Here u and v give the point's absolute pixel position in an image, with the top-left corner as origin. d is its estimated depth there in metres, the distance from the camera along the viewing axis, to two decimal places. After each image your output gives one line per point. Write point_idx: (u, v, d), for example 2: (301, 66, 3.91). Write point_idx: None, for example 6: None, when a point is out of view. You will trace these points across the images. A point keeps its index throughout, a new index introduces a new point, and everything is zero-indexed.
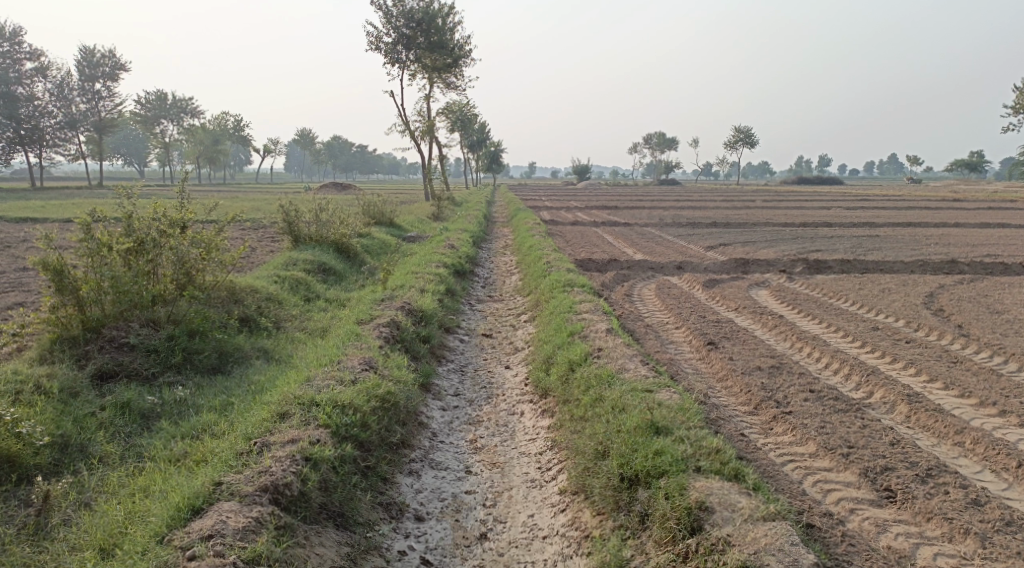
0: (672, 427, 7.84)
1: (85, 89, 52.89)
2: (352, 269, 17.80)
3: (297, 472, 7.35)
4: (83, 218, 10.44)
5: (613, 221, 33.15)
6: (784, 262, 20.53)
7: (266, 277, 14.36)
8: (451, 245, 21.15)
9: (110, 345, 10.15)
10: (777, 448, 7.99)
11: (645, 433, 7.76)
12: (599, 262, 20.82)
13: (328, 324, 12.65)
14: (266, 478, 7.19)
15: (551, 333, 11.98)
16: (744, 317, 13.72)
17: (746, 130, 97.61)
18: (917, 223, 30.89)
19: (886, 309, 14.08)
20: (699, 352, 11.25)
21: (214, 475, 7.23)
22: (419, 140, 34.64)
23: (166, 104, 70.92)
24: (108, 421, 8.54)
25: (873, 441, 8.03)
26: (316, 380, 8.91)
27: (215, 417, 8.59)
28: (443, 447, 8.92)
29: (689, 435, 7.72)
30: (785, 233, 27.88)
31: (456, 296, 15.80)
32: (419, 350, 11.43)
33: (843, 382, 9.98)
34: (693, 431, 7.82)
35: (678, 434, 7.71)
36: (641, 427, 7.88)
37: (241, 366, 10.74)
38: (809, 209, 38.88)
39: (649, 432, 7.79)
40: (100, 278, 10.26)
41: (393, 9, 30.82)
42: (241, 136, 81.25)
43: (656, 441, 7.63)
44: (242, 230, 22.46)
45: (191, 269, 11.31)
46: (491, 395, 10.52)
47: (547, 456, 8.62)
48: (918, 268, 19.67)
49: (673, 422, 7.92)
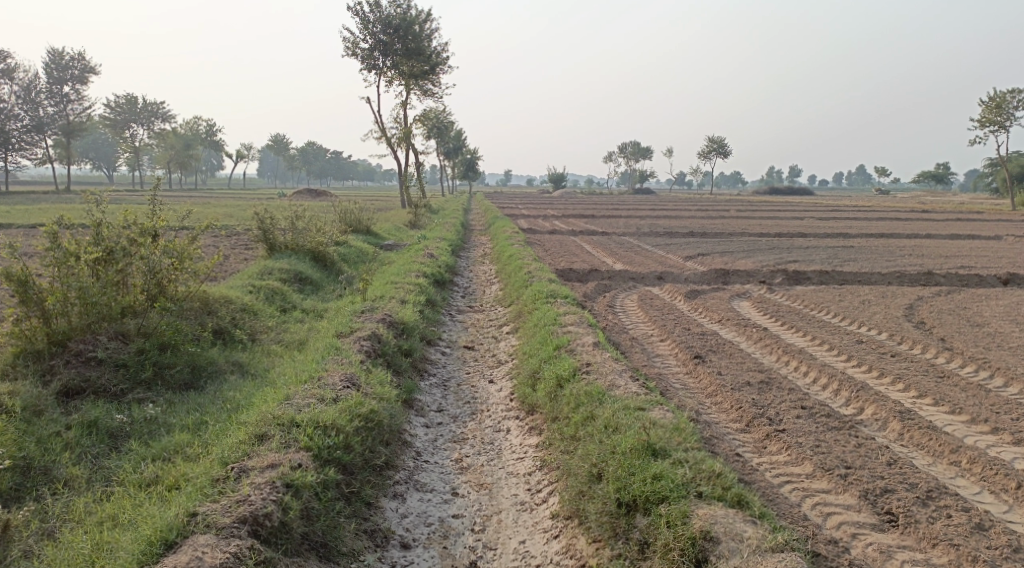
0: (669, 449, 7.62)
1: (54, 92, 51.90)
2: (329, 278, 17.43)
3: (277, 501, 7.02)
4: (49, 225, 10.01)
5: (591, 230, 33.02)
6: (764, 273, 20.43)
7: (240, 287, 13.97)
8: (430, 254, 20.84)
9: (77, 359, 9.76)
10: (773, 468, 7.79)
11: (641, 455, 7.53)
12: (579, 272, 20.63)
13: (305, 336, 12.29)
14: (244, 509, 6.85)
15: (535, 347, 11.70)
16: (728, 329, 13.51)
17: (719, 141, 98.25)
18: (890, 234, 31.04)
19: (869, 321, 13.95)
20: (686, 366, 11.04)
21: (189, 504, 6.88)
22: (395, 147, 34.32)
23: (136, 108, 69.96)
24: (75, 441, 8.17)
25: (871, 462, 7.85)
26: (296, 398, 8.57)
27: (188, 437, 8.24)
28: (428, 467, 8.61)
29: (687, 458, 7.51)
30: (762, 243, 27.84)
31: (436, 306, 15.49)
32: (400, 364, 11.12)
33: (832, 397, 9.77)
34: (690, 453, 7.60)
35: (675, 457, 7.49)
36: (636, 449, 7.64)
37: (215, 382, 10.40)
38: (783, 220, 38.98)
39: (645, 455, 7.56)
40: (67, 288, 9.86)
41: (370, 15, 30.56)
42: (214, 141, 80.39)
43: (653, 464, 7.41)
44: (215, 237, 22.00)
45: (163, 279, 10.90)
46: (475, 410, 10.23)
47: (536, 477, 8.36)
48: (895, 280, 19.64)
49: (669, 444, 7.70)
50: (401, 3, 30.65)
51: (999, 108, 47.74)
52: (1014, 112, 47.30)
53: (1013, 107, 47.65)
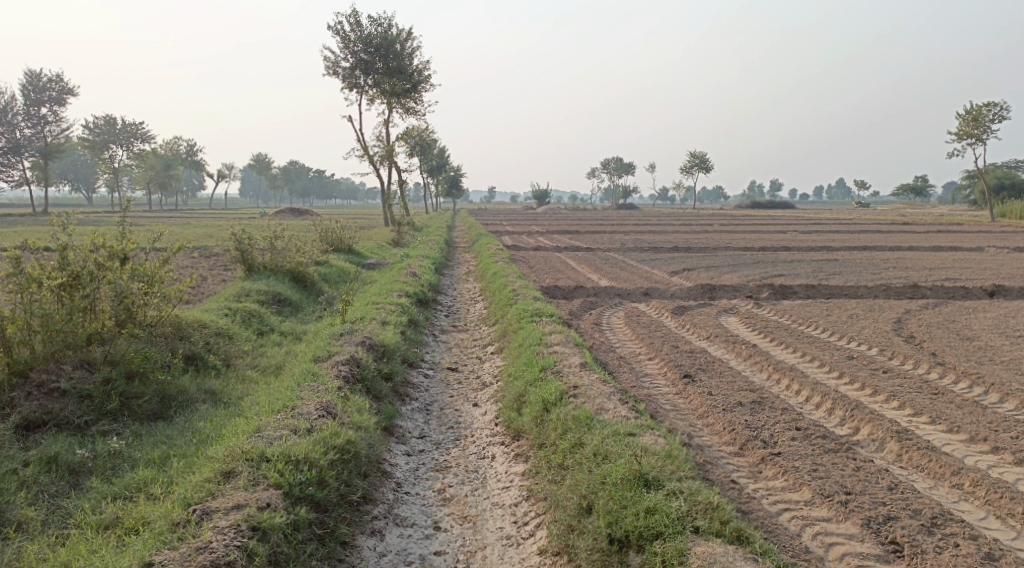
0: (662, 479, 7.29)
1: (32, 114, 51.12)
2: (309, 299, 17.02)
3: (241, 546, 6.64)
4: (11, 250, 9.58)
5: (575, 246, 32.76)
6: (750, 288, 20.18)
7: (216, 310, 13.54)
8: (412, 272, 20.47)
9: (39, 391, 9.30)
10: (770, 495, 7.46)
11: (633, 487, 7.22)
12: (565, 289, 20.31)
13: (282, 360, 11.87)
14: (204, 557, 6.48)
15: (520, 368, 11.33)
16: (716, 347, 13.18)
17: (700, 155, 98.69)
18: (873, 247, 30.98)
19: (859, 336, 13.67)
20: (675, 386, 10.68)
21: (144, 553, 6.54)
22: (377, 166, 34.00)
23: (116, 129, 69.29)
24: (32, 478, 7.96)
25: (871, 487, 7.53)
26: (267, 429, 8.17)
27: (152, 473, 8.02)
28: (409, 499, 8.20)
29: (682, 489, 7.19)
30: (746, 257, 27.66)
31: (418, 327, 15.08)
32: (381, 389, 10.71)
33: (827, 417, 9.44)
34: (685, 483, 7.27)
35: (669, 488, 7.17)
36: (627, 479, 7.33)
37: (186, 412, 9.97)
38: (766, 233, 38.88)
39: (637, 486, 7.25)
40: (29, 315, 9.44)
41: (351, 34, 30.30)
42: (195, 161, 79.76)
43: (646, 497, 7.09)
44: (193, 258, 21.53)
45: (132, 305, 10.41)
46: (459, 436, 9.83)
47: (522, 508, 7.97)
48: (882, 293, 19.44)
49: (662, 473, 7.36)
50: (382, 21, 30.40)
51: (976, 120, 48.11)
52: (990, 124, 47.68)
53: (989, 120, 48.02)
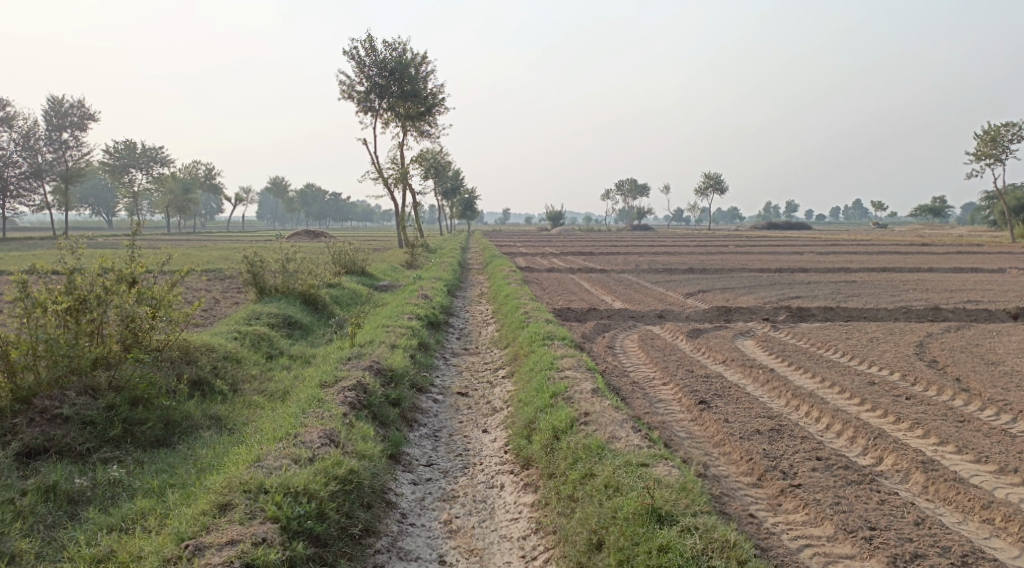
0: (676, 514, 7.01)
1: (53, 139, 51.54)
2: (320, 322, 16.83)
3: None
4: (18, 274, 9.42)
5: (589, 268, 32.47)
6: (767, 310, 19.84)
7: (224, 333, 13.35)
8: (424, 295, 20.25)
9: (41, 417, 9.10)
10: (790, 530, 7.15)
11: (646, 522, 6.95)
12: (578, 311, 20.04)
13: (290, 385, 11.65)
14: None
15: (531, 394, 11.05)
16: (733, 371, 12.85)
17: (715, 176, 98.42)
18: (892, 268, 30.55)
19: (880, 361, 13.31)
20: (690, 413, 10.37)
21: None
22: (392, 188, 33.95)
23: (135, 153, 69.83)
24: (29, 509, 7.73)
25: (897, 522, 7.20)
26: (267, 459, 7.97)
27: (150, 503, 7.80)
28: (413, 531, 7.93)
29: (697, 524, 6.90)
30: (763, 279, 27.29)
31: (429, 351, 14.83)
32: (388, 415, 10.47)
33: (848, 446, 9.10)
34: (700, 518, 6.98)
35: (684, 523, 6.90)
36: (639, 514, 7.06)
37: (190, 439, 9.77)
38: (782, 255, 38.44)
39: (649, 522, 6.98)
40: (35, 340, 9.26)
41: (365, 58, 30.33)
42: (212, 184, 80.25)
43: (659, 533, 6.85)
44: (206, 281, 21.42)
45: (138, 329, 10.21)
46: (467, 464, 9.54)
47: (531, 542, 7.68)
48: (902, 316, 19.05)
49: (676, 507, 7.07)
50: (397, 46, 30.45)
51: (994, 141, 47.65)
52: (1009, 144, 47.19)
53: (1008, 140, 47.53)
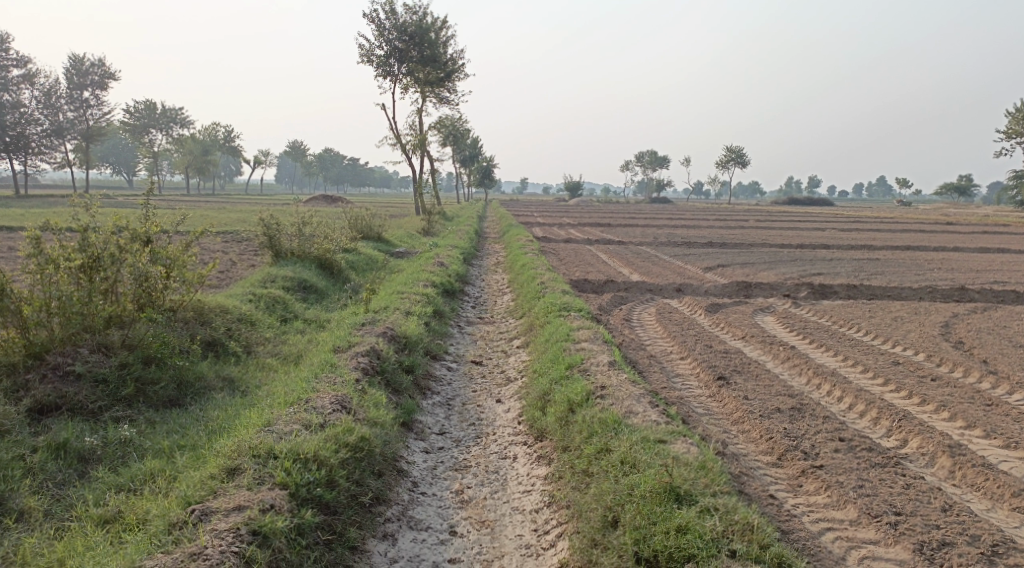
0: (695, 494, 6.84)
1: (74, 97, 51.50)
2: (335, 287, 16.69)
3: (239, 552, 6.38)
4: (31, 230, 9.27)
5: (607, 240, 32.16)
6: (788, 286, 19.51)
7: (239, 295, 13.23)
8: (440, 262, 20.04)
9: (54, 373, 9.02)
10: (812, 513, 6.96)
11: (664, 502, 6.78)
12: (595, 283, 19.80)
13: (303, 349, 11.52)
14: (200, 562, 6.24)
15: (546, 365, 10.87)
16: (752, 347, 12.63)
17: (737, 150, 97.26)
18: (916, 246, 30.04)
19: (904, 341, 13.03)
20: (709, 389, 10.16)
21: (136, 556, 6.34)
22: (410, 154, 33.64)
23: (155, 113, 69.72)
24: (39, 466, 7.67)
25: (923, 507, 6.99)
26: (278, 423, 7.85)
27: (160, 464, 7.71)
28: (424, 500, 7.81)
29: (717, 506, 6.74)
30: (784, 254, 26.91)
31: (443, 319, 14.65)
32: (401, 382, 10.34)
33: (872, 427, 8.88)
34: (720, 499, 6.81)
35: (703, 504, 6.73)
36: (657, 492, 6.89)
37: (203, 400, 9.67)
38: (803, 231, 37.89)
39: (667, 501, 6.82)
40: (48, 297, 9.15)
41: (385, 21, 29.87)
42: (232, 146, 80.14)
43: (677, 514, 6.68)
44: (222, 243, 21.30)
45: (152, 289, 10.09)
46: (480, 434, 9.40)
47: (544, 515, 7.54)
48: (926, 295, 18.68)
49: (695, 487, 6.91)
50: (417, 9, 29.96)
51: None
52: None
53: None
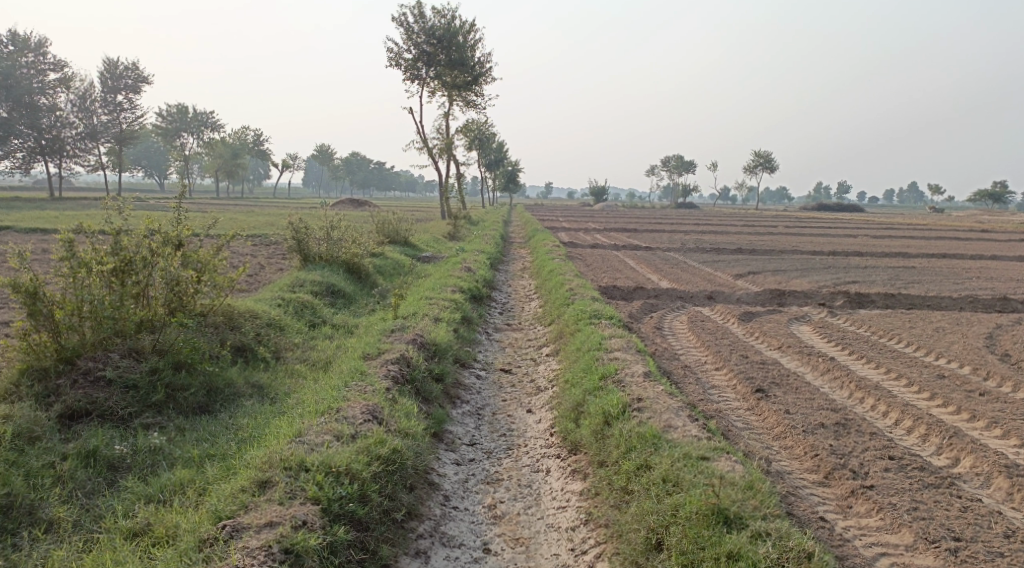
0: (745, 517, 6.63)
1: (108, 101, 52.05)
2: (362, 291, 16.55)
3: None
4: (65, 233, 9.21)
5: (634, 245, 31.83)
6: (823, 294, 19.10)
7: (268, 300, 13.12)
8: (468, 267, 19.87)
9: (85, 378, 8.91)
10: (863, 536, 6.76)
11: (712, 525, 6.61)
12: (624, 289, 19.53)
13: (332, 356, 11.35)
14: None
15: (579, 374, 10.62)
16: (790, 358, 12.29)
17: (765, 155, 96.31)
18: (952, 254, 29.42)
19: (947, 353, 12.64)
20: (747, 401, 9.86)
21: None
22: (437, 158, 33.54)
23: (186, 117, 70.32)
24: (69, 474, 7.56)
25: (983, 533, 6.78)
26: (309, 434, 7.68)
27: (189, 474, 7.56)
28: (457, 515, 7.62)
29: (768, 531, 6.53)
30: (816, 261, 26.43)
31: (472, 325, 14.44)
32: (431, 391, 10.15)
33: (920, 445, 8.56)
34: (772, 523, 6.60)
35: (754, 529, 6.52)
36: (704, 514, 6.70)
37: (233, 406, 9.54)
38: (834, 238, 37.27)
39: (716, 524, 6.63)
40: (80, 301, 9.06)
41: (413, 25, 29.81)
42: (260, 150, 80.70)
43: (728, 539, 6.49)
44: (251, 246, 21.27)
45: (183, 293, 9.98)
46: (512, 445, 9.17)
47: (581, 534, 7.34)
48: (966, 305, 18.21)
49: (745, 509, 6.69)
50: (446, 13, 29.87)
51: None
52: None
53: None
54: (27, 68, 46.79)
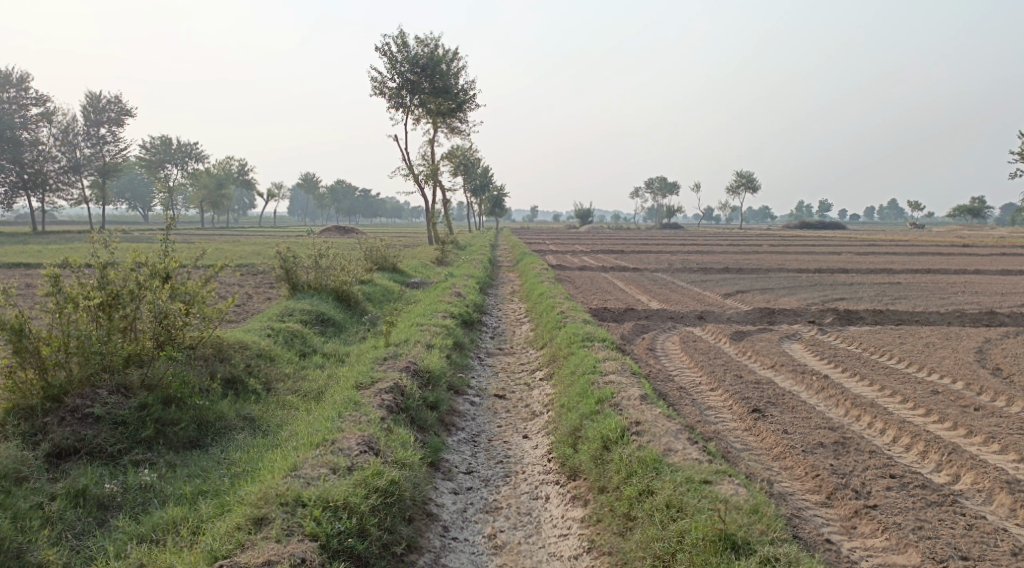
0: (753, 542, 6.71)
1: (91, 134, 51.97)
2: (352, 319, 16.44)
3: None
4: (51, 268, 9.09)
5: (622, 267, 31.87)
6: (812, 312, 19.13)
7: (257, 330, 12.99)
8: (457, 293, 19.82)
9: (72, 416, 8.74)
10: (870, 557, 6.87)
11: (721, 551, 6.67)
12: (615, 311, 19.51)
13: (324, 385, 11.23)
14: None
15: (575, 399, 10.53)
16: (784, 376, 12.25)
17: (748, 174, 97.01)
18: (936, 269, 29.60)
19: (940, 368, 12.64)
20: (744, 422, 9.80)
21: None
22: (423, 185, 33.56)
23: (170, 149, 70.21)
24: (57, 515, 7.40)
25: (990, 551, 6.89)
26: (305, 467, 7.56)
27: (182, 511, 7.41)
28: (456, 547, 7.53)
29: (776, 555, 6.62)
30: (803, 279, 26.50)
31: (463, 351, 14.34)
32: (426, 419, 10.04)
33: (920, 462, 8.54)
34: (780, 547, 6.69)
35: (762, 554, 6.61)
36: (711, 540, 6.77)
37: (224, 440, 9.40)
38: (819, 256, 37.42)
39: (724, 550, 6.70)
40: (67, 336, 8.92)
41: (396, 54, 29.93)
42: (245, 179, 80.63)
43: (737, 565, 6.55)
44: (238, 276, 21.14)
45: (172, 325, 9.79)
46: (509, 472, 9.06)
47: (584, 563, 7.33)
48: (955, 319, 18.27)
49: (752, 534, 6.77)
50: (429, 42, 30.02)
51: None
52: None
53: None
54: (9, 104, 46.62)
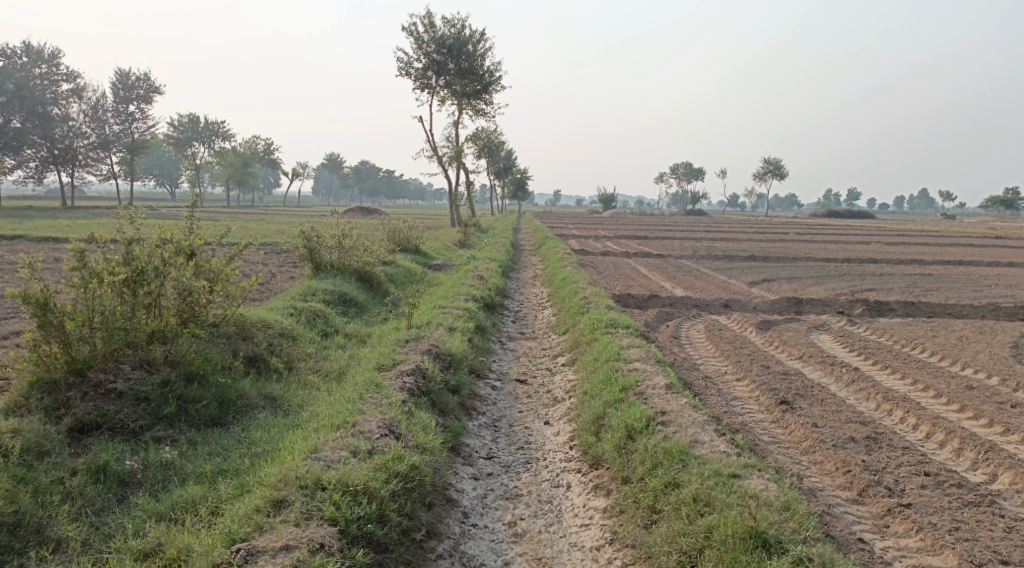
0: (785, 541, 6.56)
1: (119, 111, 52.35)
2: (374, 300, 16.33)
3: None
4: (76, 242, 9.04)
5: (646, 252, 31.55)
6: (841, 302, 18.77)
7: (280, 309, 12.93)
8: (480, 275, 19.65)
9: (95, 391, 8.73)
10: (903, 558, 6.76)
11: (750, 550, 6.53)
12: (639, 298, 19.28)
13: (345, 366, 11.14)
14: None
15: (598, 386, 10.36)
16: (812, 368, 11.99)
17: (775, 162, 95.85)
18: (968, 261, 29.03)
19: (974, 362, 12.34)
20: (771, 414, 9.59)
21: None
22: (447, 166, 33.40)
23: (198, 126, 70.41)
24: (78, 490, 7.35)
25: None
26: (324, 449, 7.46)
27: (202, 491, 7.35)
28: (476, 534, 7.42)
29: (806, 555, 6.46)
30: (831, 269, 26.07)
31: (485, 334, 14.20)
32: (447, 403, 9.92)
33: (954, 459, 8.33)
34: (813, 547, 6.54)
35: (793, 554, 6.45)
36: (740, 538, 6.63)
37: (246, 419, 9.34)
38: (847, 245, 36.84)
39: (754, 548, 6.55)
40: (91, 311, 8.87)
41: (423, 34, 29.72)
42: (271, 159, 80.86)
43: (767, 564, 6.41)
44: (262, 255, 21.12)
45: (196, 303, 9.75)
46: (530, 458, 8.91)
47: (606, 554, 7.20)
48: (988, 313, 17.87)
49: (782, 533, 6.60)
50: (455, 22, 29.76)
51: None
52: None
53: None
54: (39, 79, 46.72)
